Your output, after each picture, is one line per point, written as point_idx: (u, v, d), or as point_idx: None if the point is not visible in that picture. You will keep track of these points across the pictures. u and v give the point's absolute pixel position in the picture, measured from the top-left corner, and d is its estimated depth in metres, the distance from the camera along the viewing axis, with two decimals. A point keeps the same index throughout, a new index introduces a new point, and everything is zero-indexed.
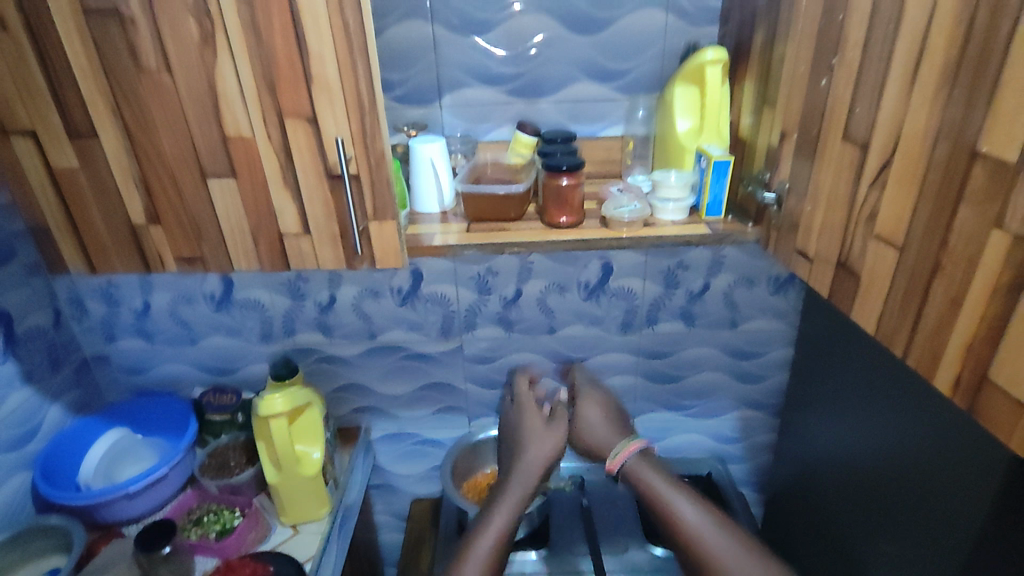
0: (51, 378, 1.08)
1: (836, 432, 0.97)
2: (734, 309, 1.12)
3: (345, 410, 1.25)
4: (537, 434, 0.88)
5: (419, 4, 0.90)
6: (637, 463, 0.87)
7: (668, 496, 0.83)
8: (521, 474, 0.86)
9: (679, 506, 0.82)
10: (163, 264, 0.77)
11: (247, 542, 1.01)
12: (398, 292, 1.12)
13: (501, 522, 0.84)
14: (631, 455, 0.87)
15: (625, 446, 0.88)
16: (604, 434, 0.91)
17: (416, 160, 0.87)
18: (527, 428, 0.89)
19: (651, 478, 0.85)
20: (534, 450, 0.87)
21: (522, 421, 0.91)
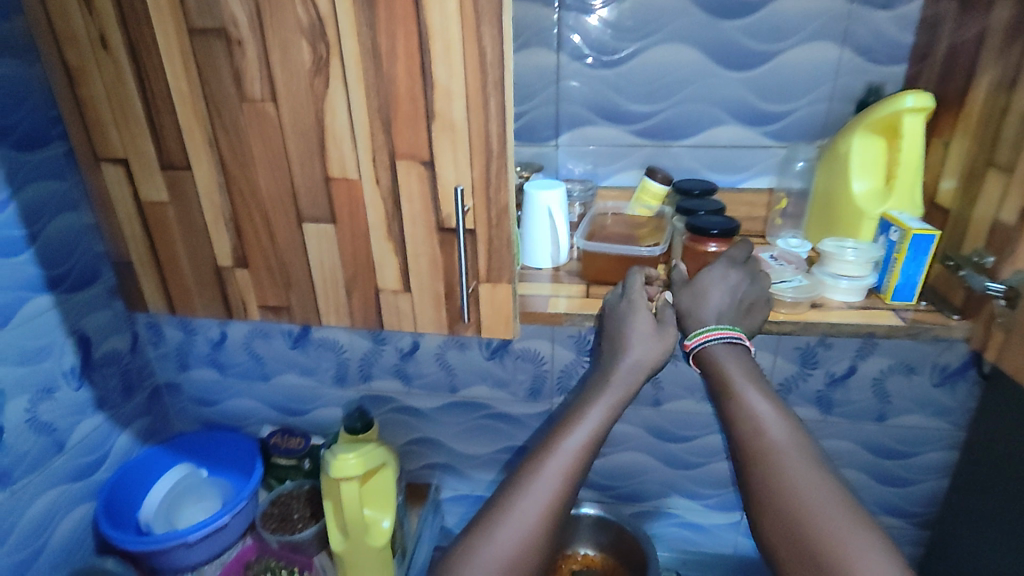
0: (124, 405, 1.02)
1: (1001, 555, 0.81)
2: (884, 400, 0.94)
3: (416, 465, 1.14)
4: (643, 333, 0.65)
5: (547, 31, 0.79)
6: (726, 350, 0.62)
7: (753, 399, 0.58)
8: (625, 370, 0.64)
9: (762, 407, 0.57)
10: (246, 310, 0.69)
11: None
12: (488, 345, 1.00)
13: (588, 424, 0.60)
14: (714, 341, 0.63)
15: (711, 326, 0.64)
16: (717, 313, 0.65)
17: (531, 208, 0.75)
18: (632, 326, 0.65)
19: (731, 368, 0.61)
20: (636, 356, 0.64)
21: (623, 321, 0.66)
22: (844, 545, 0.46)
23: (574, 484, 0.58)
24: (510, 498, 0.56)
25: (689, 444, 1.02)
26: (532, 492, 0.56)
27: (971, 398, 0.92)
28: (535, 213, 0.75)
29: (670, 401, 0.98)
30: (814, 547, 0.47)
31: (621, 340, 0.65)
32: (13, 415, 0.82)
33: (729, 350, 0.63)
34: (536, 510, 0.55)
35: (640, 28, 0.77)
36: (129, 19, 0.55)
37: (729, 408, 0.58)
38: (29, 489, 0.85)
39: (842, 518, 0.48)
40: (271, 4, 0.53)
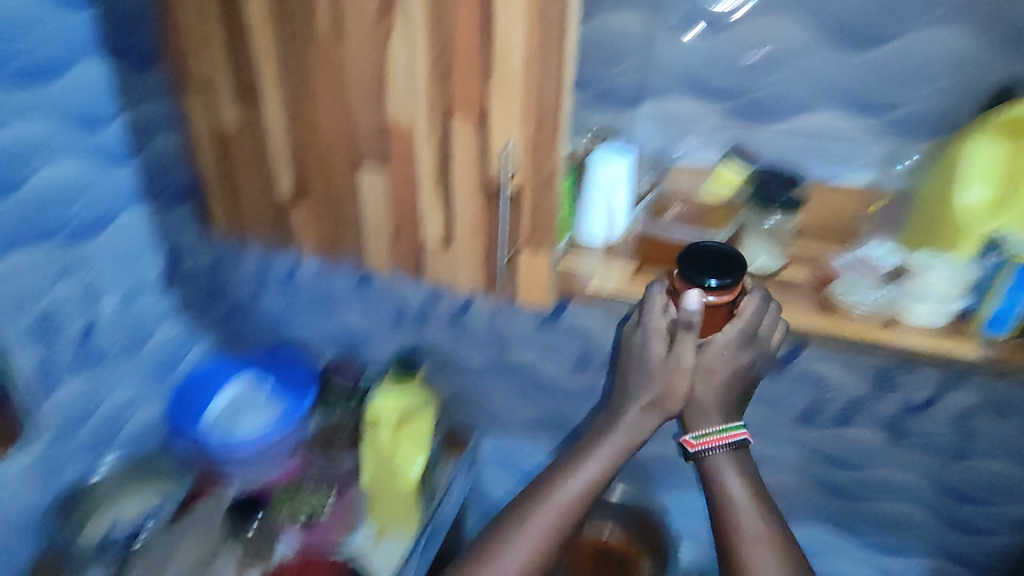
0: (200, 318, 1.09)
1: None
2: (964, 439, 0.84)
3: (457, 417, 1.15)
4: (658, 373, 0.70)
5: None
6: (725, 455, 0.70)
7: (734, 503, 0.68)
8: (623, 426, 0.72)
9: (741, 497, 0.68)
10: (304, 243, 0.73)
11: (332, 535, 0.97)
12: (541, 312, 0.97)
13: (590, 479, 0.71)
14: (721, 446, 0.70)
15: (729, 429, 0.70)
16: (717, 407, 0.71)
17: (593, 179, 0.72)
18: (648, 366, 0.71)
19: (728, 477, 0.69)
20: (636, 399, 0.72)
21: (637, 352, 0.71)
22: None
23: (558, 537, 0.70)
24: (504, 542, 0.69)
25: None
26: (518, 547, 0.69)
27: None
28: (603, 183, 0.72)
29: None
30: None
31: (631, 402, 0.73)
32: (101, 314, 0.91)
33: (731, 451, 0.70)
34: (522, 558, 0.69)
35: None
36: None
37: (715, 486, 0.69)
38: (111, 378, 0.95)
39: None
40: None
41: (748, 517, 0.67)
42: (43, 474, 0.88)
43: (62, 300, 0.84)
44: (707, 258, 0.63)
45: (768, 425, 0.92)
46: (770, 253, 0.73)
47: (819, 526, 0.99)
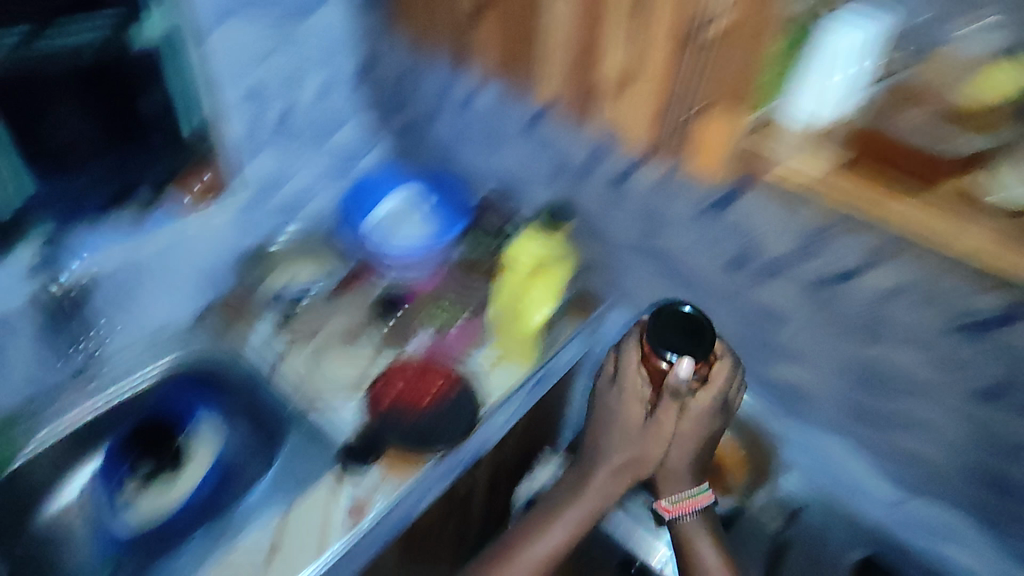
0: (383, 124, 1.19)
1: None
2: None
3: (594, 282, 1.12)
4: (636, 440, 0.85)
5: None
6: (696, 522, 0.83)
7: (706, 560, 0.81)
8: (595, 482, 0.86)
9: (711, 556, 0.81)
10: (518, 66, 0.92)
11: (456, 347, 1.04)
12: (706, 201, 0.84)
13: (552, 542, 0.84)
14: (695, 507, 0.83)
15: (694, 494, 0.84)
16: (686, 474, 0.84)
17: (815, 47, 0.65)
18: (623, 428, 0.86)
19: (702, 546, 0.82)
20: (613, 463, 0.86)
21: (614, 412, 0.87)
22: None
23: None
24: None
25: (888, 402, 0.85)
26: None
27: None
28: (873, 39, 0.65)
29: (887, 346, 0.80)
30: None
31: (607, 473, 0.86)
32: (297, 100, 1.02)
33: (698, 518, 0.84)
34: None
35: None
36: None
37: (694, 557, 0.81)
38: (304, 157, 1.09)
39: None
40: None
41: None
42: (243, 226, 1.05)
43: (269, 78, 0.96)
44: (675, 325, 0.75)
45: (933, 385, 0.80)
46: None
47: (958, 513, 0.87)
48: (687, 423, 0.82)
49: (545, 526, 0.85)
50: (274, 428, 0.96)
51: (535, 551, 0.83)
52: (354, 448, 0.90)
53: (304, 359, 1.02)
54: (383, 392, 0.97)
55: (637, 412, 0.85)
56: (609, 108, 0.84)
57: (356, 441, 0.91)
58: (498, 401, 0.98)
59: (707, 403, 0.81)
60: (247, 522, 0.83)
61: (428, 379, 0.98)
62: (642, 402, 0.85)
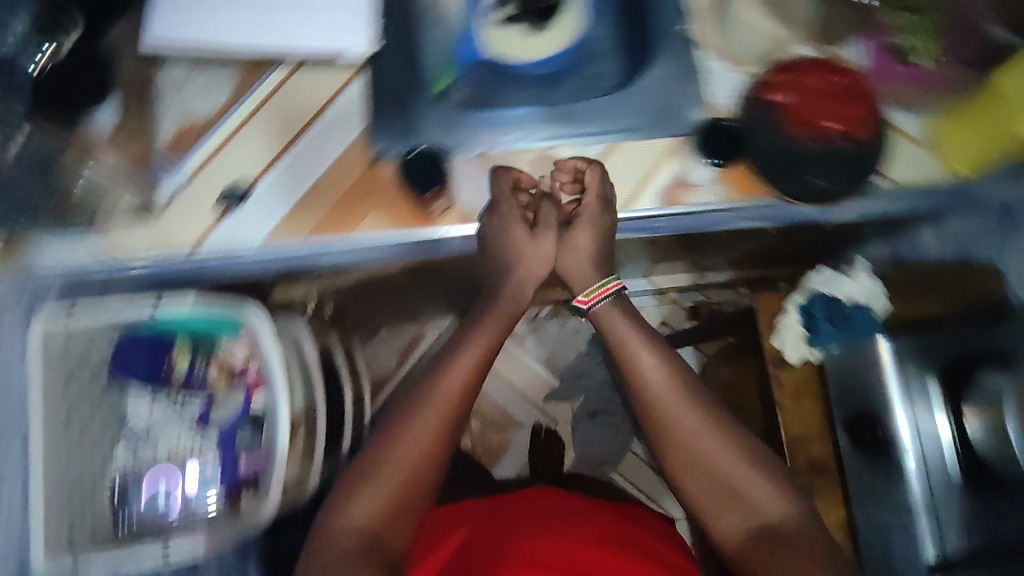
0: None
1: None
2: None
3: None
4: (529, 258, 0.78)
5: None
6: (609, 307, 0.80)
7: (636, 353, 0.77)
8: (505, 294, 0.80)
9: (631, 338, 0.78)
10: None
11: (893, 92, 0.73)
12: None
13: (466, 368, 0.75)
14: (602, 297, 0.80)
15: (598, 288, 0.79)
16: (591, 260, 0.78)
17: None
18: (512, 245, 0.77)
19: (623, 329, 0.79)
20: (520, 276, 0.79)
21: (503, 238, 0.75)
22: (754, 501, 0.71)
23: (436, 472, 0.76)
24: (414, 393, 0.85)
25: None
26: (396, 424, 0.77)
27: None
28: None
29: None
30: (725, 493, 0.72)
31: (522, 279, 0.80)
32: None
33: (608, 305, 0.80)
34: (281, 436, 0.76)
35: None
36: None
37: (621, 348, 0.79)
38: None
39: (726, 449, 0.72)
40: None
41: (660, 383, 0.76)
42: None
43: None
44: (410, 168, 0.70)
45: None
46: None
47: None
48: (581, 233, 0.76)
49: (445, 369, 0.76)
50: (645, 49, 0.78)
51: (450, 386, 0.73)
52: (716, 131, 0.73)
53: None
54: (795, 86, 0.72)
55: (523, 231, 0.76)
56: None
57: (727, 125, 0.73)
58: (895, 190, 0.73)
59: (594, 203, 0.73)
60: (579, 125, 0.74)
61: (857, 109, 0.71)
62: (522, 217, 0.75)
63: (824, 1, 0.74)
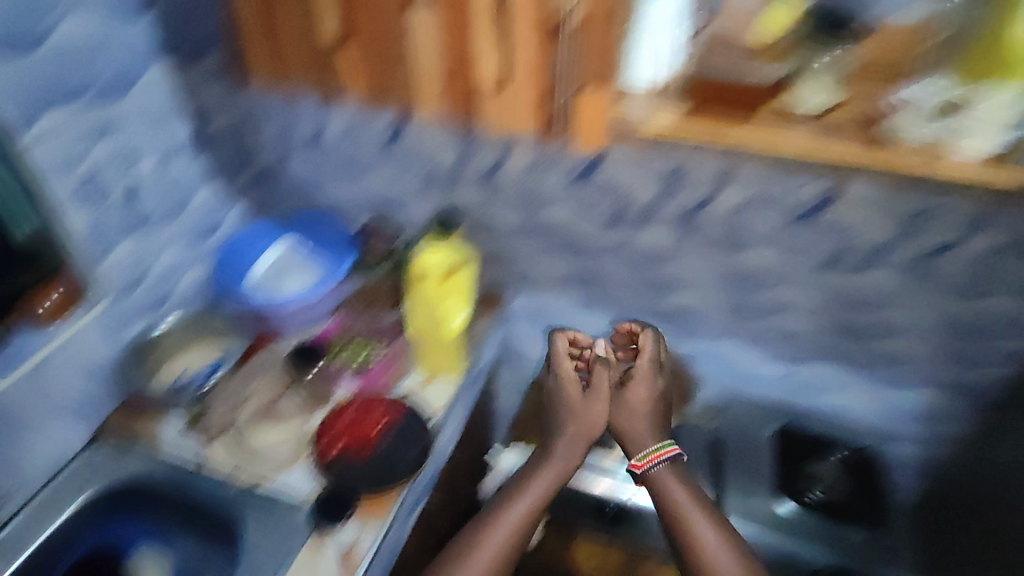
0: (231, 180, 1.11)
1: None
2: (981, 280, 0.89)
3: (491, 276, 1.19)
4: (584, 412, 0.97)
5: None
6: (663, 471, 0.91)
7: (694, 525, 0.86)
8: (555, 459, 0.95)
9: (687, 505, 0.88)
10: (355, 85, 0.91)
11: (384, 381, 1.01)
12: (574, 169, 0.96)
13: (509, 525, 0.88)
14: (659, 462, 0.92)
15: (648, 453, 0.93)
16: (643, 420, 0.96)
17: (642, 19, 0.70)
18: (566, 406, 0.98)
19: (675, 493, 0.89)
20: (572, 428, 0.97)
21: (559, 398, 0.99)
22: None
23: None
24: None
25: (761, 296, 1.04)
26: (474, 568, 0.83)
27: None
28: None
29: (752, 249, 0.97)
30: None
31: (570, 439, 0.96)
32: (167, 141, 0.98)
33: (668, 473, 0.91)
34: None
35: None
36: None
37: (680, 524, 0.87)
38: (156, 243, 0.99)
39: None
40: None
41: (717, 558, 0.83)
42: (125, 283, 0.95)
43: (101, 162, 0.87)
44: None
45: (791, 271, 0.98)
46: (829, 92, 0.69)
47: (829, 363, 1.09)
48: (633, 390, 0.97)
49: (513, 497, 0.91)
50: (210, 515, 0.88)
51: (509, 518, 0.88)
52: (329, 502, 0.85)
53: (233, 446, 0.91)
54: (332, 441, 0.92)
55: (577, 392, 0.99)
56: (495, 117, 0.85)
57: (329, 492, 0.86)
58: (443, 415, 0.98)
59: (646, 367, 0.98)
60: None
61: (376, 412, 0.95)
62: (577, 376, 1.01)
63: (295, 376, 1.00)
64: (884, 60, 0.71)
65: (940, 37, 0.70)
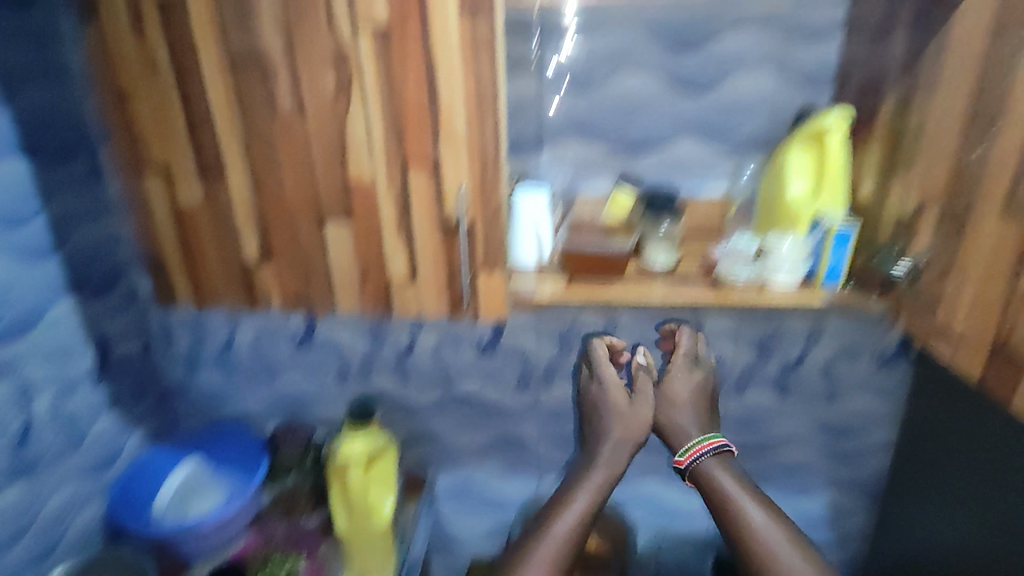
0: (133, 405, 1.09)
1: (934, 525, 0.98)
2: (833, 384, 1.07)
3: (413, 459, 1.20)
4: (630, 416, 0.98)
5: (533, 99, 0.92)
6: (708, 463, 0.95)
7: (741, 503, 0.92)
8: (600, 467, 0.98)
9: (732, 490, 0.93)
10: (269, 303, 0.78)
11: None
12: (478, 342, 1.08)
13: (567, 522, 0.94)
14: (704, 454, 0.96)
15: (693, 446, 0.97)
16: (692, 413, 0.99)
17: (517, 214, 0.86)
18: (613, 412, 0.99)
19: (724, 484, 0.94)
20: (616, 436, 0.99)
21: (602, 403, 1.00)
22: None
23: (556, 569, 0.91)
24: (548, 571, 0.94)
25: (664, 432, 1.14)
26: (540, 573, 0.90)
27: (906, 379, 1.05)
28: (800, 133, 0.80)
29: None
30: None
31: (615, 442, 0.99)
32: (71, 373, 0.94)
33: (716, 462, 0.96)
34: None
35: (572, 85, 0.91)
36: (177, 46, 0.66)
37: (729, 505, 0.92)
38: (49, 481, 0.91)
39: None
40: (304, 36, 0.63)
41: (765, 533, 0.90)
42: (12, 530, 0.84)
43: None
44: None
45: None
46: (667, 252, 0.86)
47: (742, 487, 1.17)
48: (675, 386, 1.00)
49: (569, 497, 0.96)
50: None
51: (563, 527, 0.93)
52: None
53: None
54: None
55: (621, 399, 0.99)
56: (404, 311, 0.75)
57: None
58: None
59: (682, 360, 1.00)
60: None
61: None
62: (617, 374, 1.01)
63: None
64: (703, 228, 0.93)
65: (737, 208, 0.93)
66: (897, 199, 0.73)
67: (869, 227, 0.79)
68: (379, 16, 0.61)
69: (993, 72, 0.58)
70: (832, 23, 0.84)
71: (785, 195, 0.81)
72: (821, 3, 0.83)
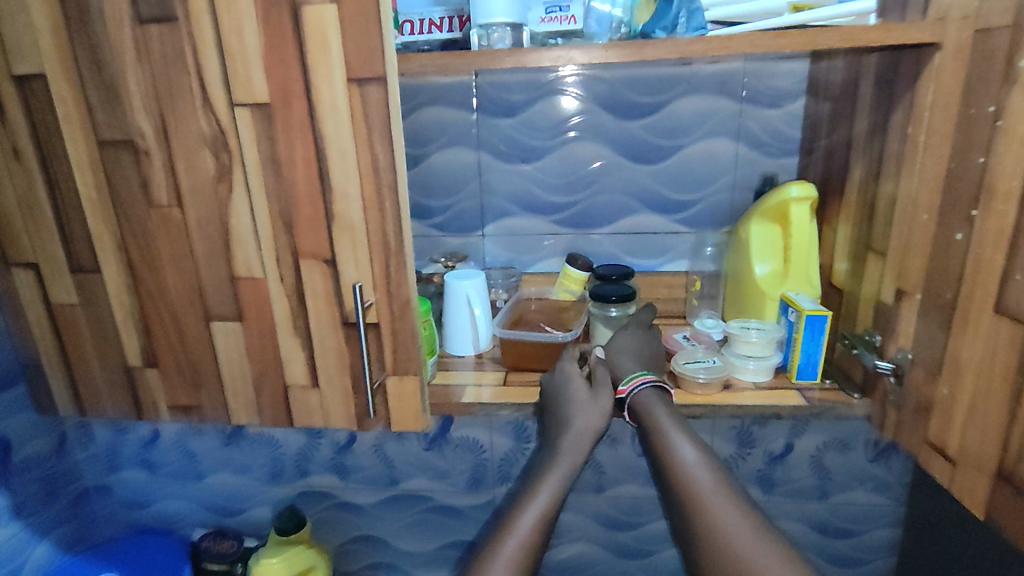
0: (44, 511, 0.94)
1: None
2: (825, 477, 0.94)
3: (358, 565, 1.08)
4: (590, 408, 0.63)
5: (470, 171, 0.84)
6: (654, 395, 0.63)
7: (670, 439, 0.58)
8: (568, 449, 0.61)
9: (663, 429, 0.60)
10: (157, 413, 0.68)
11: None
12: (425, 435, 0.98)
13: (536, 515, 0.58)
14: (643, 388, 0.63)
15: (631, 377, 0.65)
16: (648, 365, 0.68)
17: (451, 296, 0.76)
18: (572, 397, 0.64)
19: (657, 413, 0.61)
20: (580, 424, 0.62)
21: (561, 399, 0.64)
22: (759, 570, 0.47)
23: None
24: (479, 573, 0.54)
25: (637, 532, 1.02)
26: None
27: (907, 471, 0.93)
28: (760, 207, 0.72)
29: (612, 486, 0.99)
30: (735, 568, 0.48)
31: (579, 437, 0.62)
32: None
33: (656, 394, 0.64)
34: None
35: (517, 154, 0.83)
36: (41, 131, 0.58)
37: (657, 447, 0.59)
38: None
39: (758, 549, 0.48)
40: (177, 119, 0.56)
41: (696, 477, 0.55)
42: None
43: None
44: None
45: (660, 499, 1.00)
46: None
47: None
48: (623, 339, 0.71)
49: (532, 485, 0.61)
50: None
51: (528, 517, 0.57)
52: None
53: None
54: None
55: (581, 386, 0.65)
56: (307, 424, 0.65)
57: None
58: None
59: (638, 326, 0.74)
60: None
61: None
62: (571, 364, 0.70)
63: None
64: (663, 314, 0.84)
65: (701, 286, 0.83)
66: (872, 283, 0.63)
67: (845, 313, 0.69)
68: (258, 93, 0.53)
69: (970, 143, 0.49)
70: (795, 88, 0.76)
71: (749, 276, 0.74)
72: (783, 67, 0.76)
